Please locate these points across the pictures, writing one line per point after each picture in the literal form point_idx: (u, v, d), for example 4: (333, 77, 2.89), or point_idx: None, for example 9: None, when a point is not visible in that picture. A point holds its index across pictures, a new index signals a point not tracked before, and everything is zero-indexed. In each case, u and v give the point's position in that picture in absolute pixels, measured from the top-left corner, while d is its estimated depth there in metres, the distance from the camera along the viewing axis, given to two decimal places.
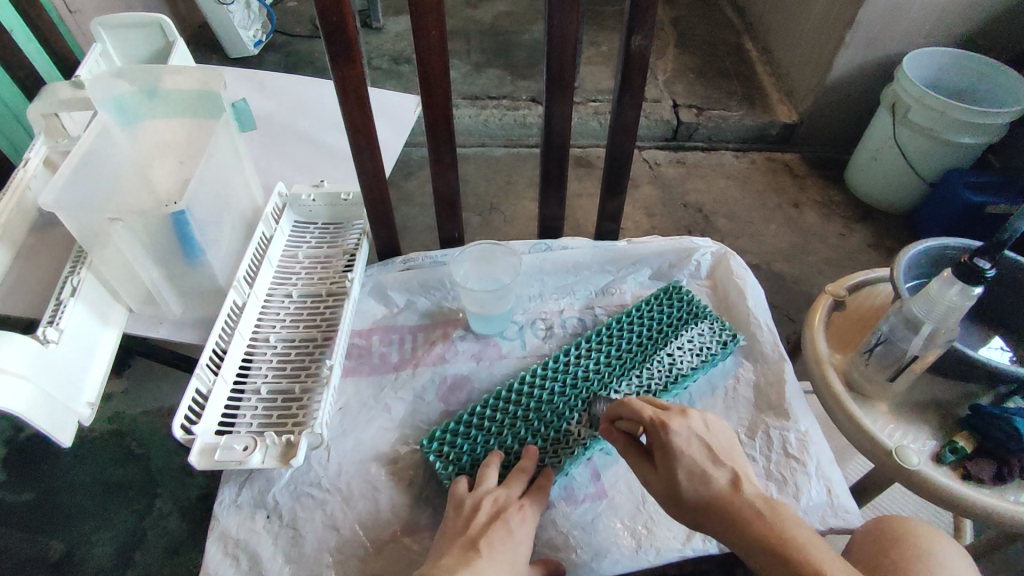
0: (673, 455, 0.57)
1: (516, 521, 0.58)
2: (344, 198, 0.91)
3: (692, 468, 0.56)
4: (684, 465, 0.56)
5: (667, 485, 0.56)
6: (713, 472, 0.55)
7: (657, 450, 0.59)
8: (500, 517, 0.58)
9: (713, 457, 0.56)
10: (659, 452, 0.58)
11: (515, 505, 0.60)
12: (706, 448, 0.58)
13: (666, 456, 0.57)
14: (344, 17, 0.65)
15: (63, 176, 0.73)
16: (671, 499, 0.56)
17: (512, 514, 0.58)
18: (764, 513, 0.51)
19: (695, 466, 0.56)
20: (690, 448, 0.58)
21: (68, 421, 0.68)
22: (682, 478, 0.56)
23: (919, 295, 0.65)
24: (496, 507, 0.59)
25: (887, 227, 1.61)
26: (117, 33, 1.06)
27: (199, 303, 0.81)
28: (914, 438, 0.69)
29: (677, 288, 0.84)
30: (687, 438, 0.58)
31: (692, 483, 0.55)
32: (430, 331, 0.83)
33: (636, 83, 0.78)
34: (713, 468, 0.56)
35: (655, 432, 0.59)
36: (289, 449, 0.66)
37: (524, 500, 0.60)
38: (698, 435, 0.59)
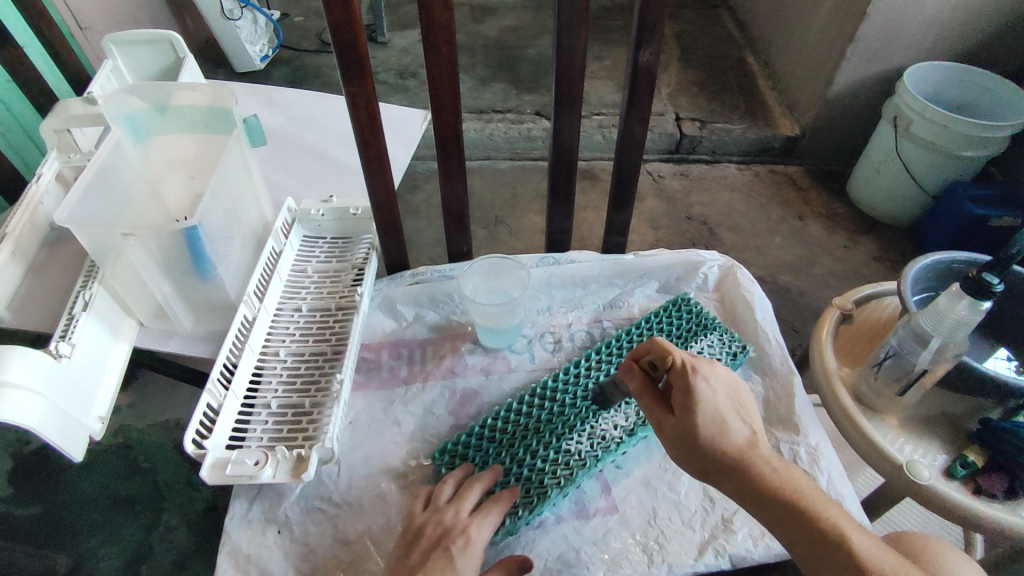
0: (700, 403, 0.57)
1: (461, 546, 0.56)
2: (352, 213, 0.92)
3: (716, 414, 0.56)
4: (709, 411, 0.56)
5: (685, 430, 0.56)
6: (732, 423, 0.56)
7: (680, 394, 0.58)
8: (442, 542, 0.56)
9: (735, 408, 0.57)
10: (684, 397, 0.58)
11: (462, 527, 0.58)
12: (728, 398, 0.59)
13: (691, 403, 0.57)
14: (356, 35, 0.65)
15: (78, 193, 0.73)
16: (688, 443, 0.56)
17: (455, 538, 0.56)
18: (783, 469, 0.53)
19: (722, 413, 0.57)
20: (714, 398, 0.58)
21: (79, 436, 0.68)
22: (703, 423, 0.56)
23: (928, 309, 0.66)
24: (441, 530, 0.58)
25: (891, 240, 1.62)
26: (127, 50, 1.08)
27: (210, 317, 0.81)
28: (925, 452, 0.69)
29: (685, 300, 0.84)
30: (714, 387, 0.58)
31: (713, 430, 0.55)
32: (438, 345, 0.82)
33: (644, 99, 0.79)
34: (733, 419, 0.56)
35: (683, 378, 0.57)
36: (300, 464, 0.66)
37: (472, 518, 0.58)
38: (724, 385, 0.59)
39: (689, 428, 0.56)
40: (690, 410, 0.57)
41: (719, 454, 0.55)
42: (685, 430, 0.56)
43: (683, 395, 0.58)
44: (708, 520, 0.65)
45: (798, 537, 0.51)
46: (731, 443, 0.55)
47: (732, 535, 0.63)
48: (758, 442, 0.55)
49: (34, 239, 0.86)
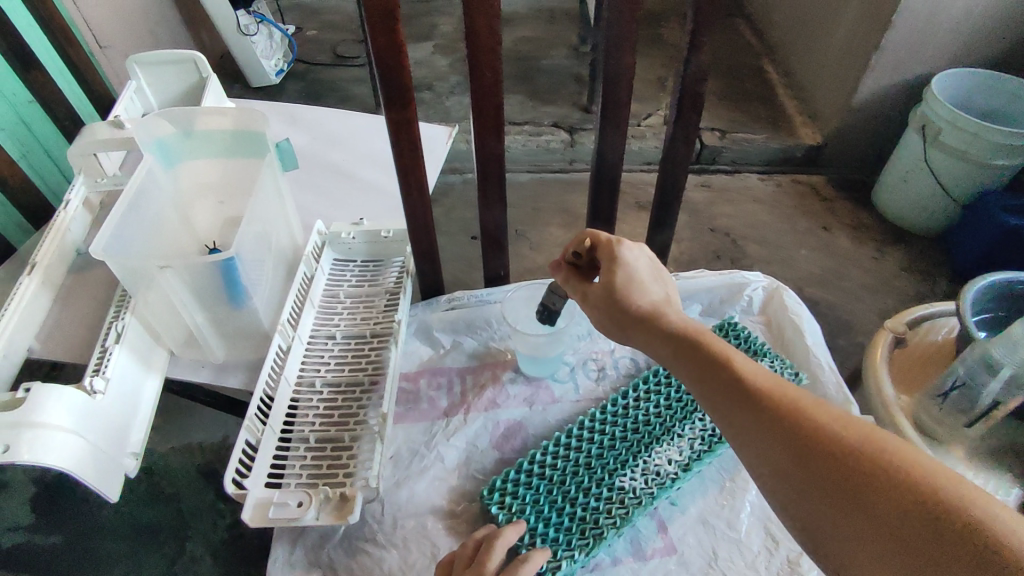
0: (618, 267, 0.60)
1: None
2: (384, 236, 0.90)
3: (633, 275, 0.59)
4: (626, 272, 0.59)
5: (609, 291, 0.59)
6: (650, 287, 0.58)
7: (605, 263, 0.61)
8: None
9: (654, 276, 0.60)
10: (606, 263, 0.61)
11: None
12: (650, 270, 0.61)
13: (613, 267, 0.60)
14: (400, 59, 0.63)
15: (114, 222, 0.71)
16: (611, 303, 0.58)
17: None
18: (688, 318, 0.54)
19: (639, 276, 0.59)
20: (635, 266, 0.60)
21: (115, 474, 0.66)
22: (623, 284, 0.58)
23: (999, 337, 0.63)
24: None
25: (920, 250, 1.59)
26: (151, 70, 1.06)
27: (242, 346, 0.79)
28: (996, 488, 0.66)
29: (732, 325, 0.81)
30: (635, 255, 0.60)
31: (631, 289, 0.58)
32: (478, 373, 0.80)
33: (689, 118, 0.77)
34: (652, 285, 0.59)
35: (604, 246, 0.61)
36: (344, 504, 0.64)
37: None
38: (648, 257, 0.62)
39: (612, 288, 0.58)
40: (613, 273, 0.59)
41: (634, 310, 0.56)
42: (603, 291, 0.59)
43: (608, 263, 0.61)
44: (772, 561, 0.62)
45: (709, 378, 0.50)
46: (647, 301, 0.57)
47: None
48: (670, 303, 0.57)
49: (62, 266, 0.84)
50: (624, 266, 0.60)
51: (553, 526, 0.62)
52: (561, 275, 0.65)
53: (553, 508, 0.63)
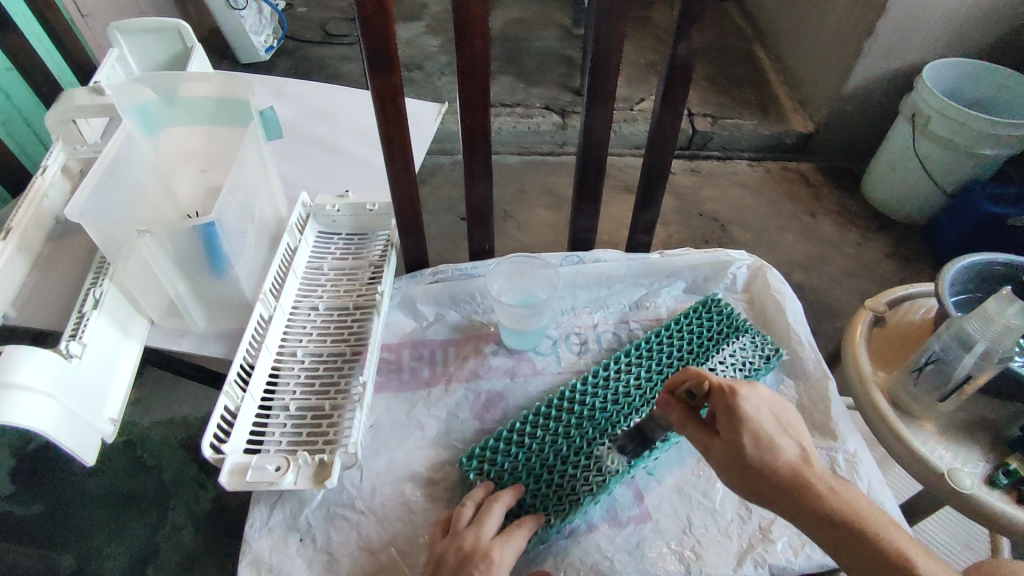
0: (747, 425, 0.53)
1: (485, 570, 0.53)
2: (369, 209, 0.89)
3: (764, 436, 0.53)
4: (753, 434, 0.53)
5: (735, 456, 0.53)
6: (783, 445, 0.53)
7: (725, 417, 0.55)
8: (465, 569, 0.53)
9: (781, 428, 0.54)
10: (729, 421, 0.54)
11: (483, 551, 0.55)
12: (773, 419, 0.55)
13: (738, 426, 0.53)
14: (388, 26, 0.63)
15: (90, 187, 0.69)
16: (736, 466, 0.53)
17: (479, 563, 0.54)
18: (834, 489, 0.50)
19: (773, 434, 0.53)
20: (761, 419, 0.54)
21: (92, 438, 0.65)
22: (751, 448, 0.53)
23: (975, 313, 0.64)
24: (462, 556, 0.55)
25: (903, 238, 1.60)
26: (133, 38, 1.04)
27: (225, 315, 0.78)
28: (966, 460, 0.68)
29: (715, 301, 0.82)
30: (758, 407, 0.55)
31: (762, 455, 0.52)
32: (460, 345, 0.81)
33: (678, 94, 0.77)
34: (784, 440, 0.53)
35: (728, 400, 0.54)
36: (322, 470, 0.64)
37: (495, 542, 0.56)
38: (768, 404, 0.56)
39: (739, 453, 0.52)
40: (738, 434, 0.53)
41: (777, 480, 0.51)
42: (733, 456, 0.53)
43: (728, 417, 0.54)
44: (745, 529, 0.63)
45: (851, 556, 0.49)
46: (784, 468, 0.51)
47: (771, 545, 0.62)
48: (809, 463, 0.52)
49: (40, 233, 0.83)
50: (751, 425, 0.53)
51: (531, 493, 0.63)
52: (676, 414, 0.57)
53: (531, 475, 0.64)
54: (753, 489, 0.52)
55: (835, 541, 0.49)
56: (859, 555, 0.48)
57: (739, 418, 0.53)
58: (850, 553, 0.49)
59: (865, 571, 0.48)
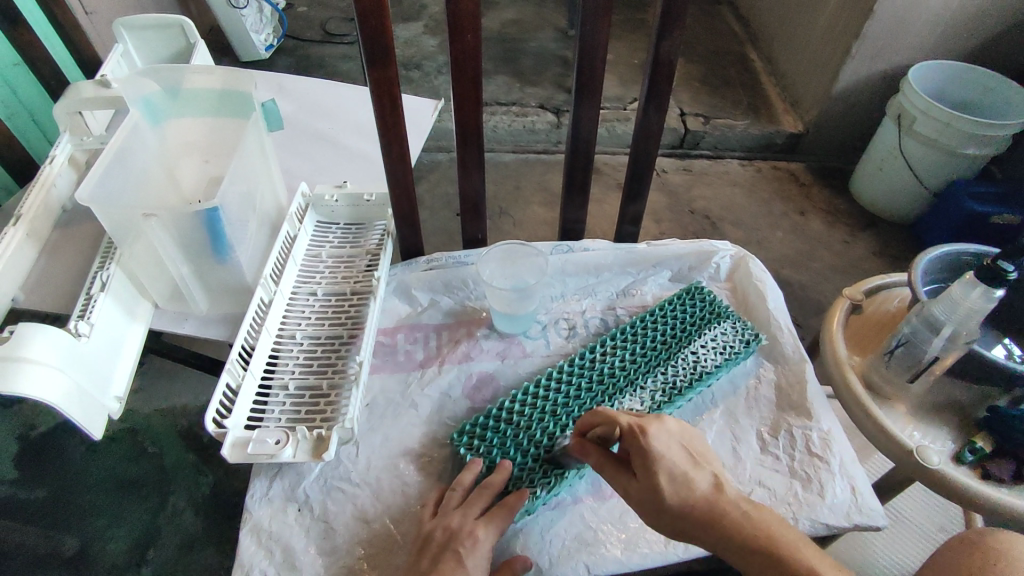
0: (660, 463, 0.59)
1: (469, 547, 0.60)
2: (367, 199, 0.92)
3: (676, 472, 0.59)
4: (667, 472, 0.59)
5: (649, 494, 0.58)
6: (695, 478, 0.58)
7: (636, 458, 0.60)
8: (451, 545, 0.60)
9: (691, 462, 0.60)
10: (642, 460, 0.60)
11: (469, 530, 0.61)
12: (682, 452, 0.61)
13: (650, 466, 0.59)
14: (383, 20, 0.66)
15: (98, 173, 0.72)
16: (652, 505, 0.58)
17: (464, 540, 0.60)
18: (746, 514, 0.56)
19: (683, 467, 0.59)
20: (670, 454, 0.60)
21: (99, 414, 0.68)
22: (665, 485, 0.58)
23: (942, 297, 0.69)
24: (449, 533, 0.61)
25: (890, 236, 1.62)
26: (138, 35, 1.06)
27: (226, 299, 0.81)
28: (934, 439, 0.72)
29: (698, 289, 0.89)
30: (667, 444, 0.60)
31: (676, 489, 0.58)
32: (454, 330, 0.87)
33: (663, 89, 0.80)
34: (694, 474, 0.59)
35: (639, 442, 0.60)
36: (320, 444, 0.68)
37: (480, 521, 0.62)
38: (676, 438, 0.62)
39: (655, 492, 0.58)
40: (650, 474, 0.59)
41: (691, 512, 0.57)
42: (651, 494, 0.58)
43: (638, 458, 0.60)
44: None
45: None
46: (699, 500, 0.57)
47: None
48: (720, 492, 0.58)
49: (48, 219, 0.85)
50: (664, 463, 0.59)
51: (518, 466, 0.70)
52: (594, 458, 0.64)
53: (517, 450, 0.71)
54: (673, 521, 0.57)
55: (754, 565, 0.54)
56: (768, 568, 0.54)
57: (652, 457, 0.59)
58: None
59: None
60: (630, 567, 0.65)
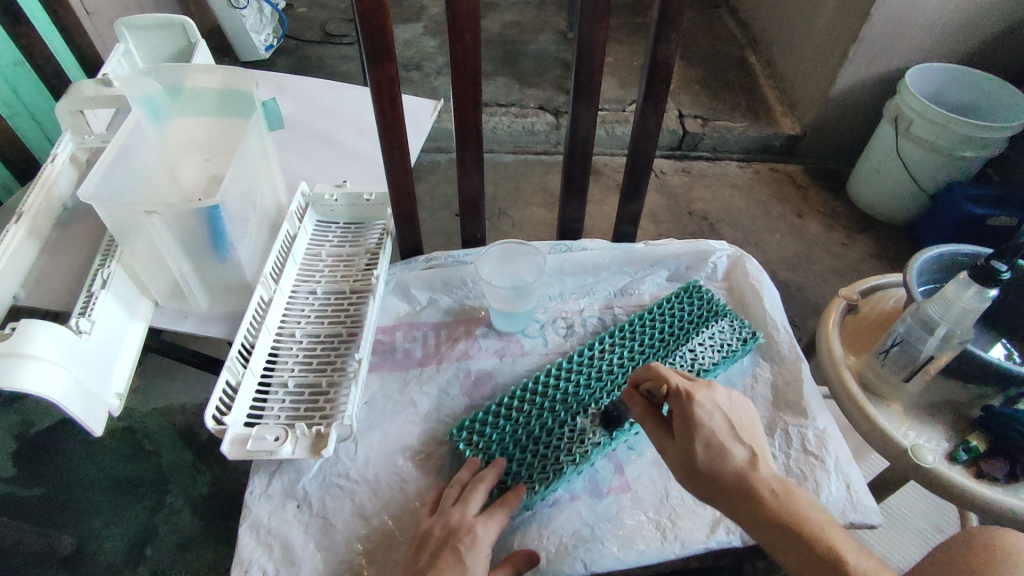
0: (699, 428, 0.60)
1: (468, 544, 0.60)
2: (366, 198, 0.92)
3: (713, 441, 0.60)
4: (705, 438, 0.60)
5: (684, 455, 0.60)
6: (732, 449, 0.59)
7: (680, 420, 0.62)
8: (450, 542, 0.60)
9: (731, 434, 0.60)
10: (683, 423, 0.61)
11: (468, 526, 0.61)
12: (726, 425, 0.61)
13: (690, 429, 0.60)
14: (384, 20, 0.67)
15: (101, 170, 0.73)
16: (685, 466, 0.60)
17: (463, 538, 0.60)
18: (777, 493, 0.56)
19: (721, 438, 0.60)
20: (712, 424, 0.61)
21: (99, 410, 0.68)
22: (701, 451, 0.59)
23: (936, 297, 0.69)
24: (448, 531, 0.61)
25: (888, 238, 1.63)
26: (139, 34, 1.06)
27: (226, 297, 0.81)
28: (929, 438, 0.73)
29: (697, 288, 0.89)
30: (710, 414, 0.61)
31: (711, 458, 0.59)
32: (452, 328, 0.88)
33: (660, 90, 0.81)
34: (732, 446, 0.59)
35: (682, 404, 0.61)
36: (319, 441, 0.68)
37: (478, 519, 0.62)
38: (722, 410, 0.62)
39: (689, 455, 0.59)
40: (689, 437, 0.60)
41: (722, 479, 0.58)
42: (686, 454, 0.60)
43: (682, 420, 0.61)
44: None
45: (786, 554, 0.54)
46: (729, 470, 0.58)
47: None
48: (756, 468, 0.58)
49: (49, 218, 0.85)
50: (702, 430, 0.60)
51: (517, 462, 0.70)
52: (638, 410, 0.66)
53: (516, 446, 0.72)
54: (702, 484, 0.59)
55: (775, 540, 0.55)
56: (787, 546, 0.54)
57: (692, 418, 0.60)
58: (788, 550, 0.53)
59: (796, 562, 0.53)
60: (627, 565, 0.65)
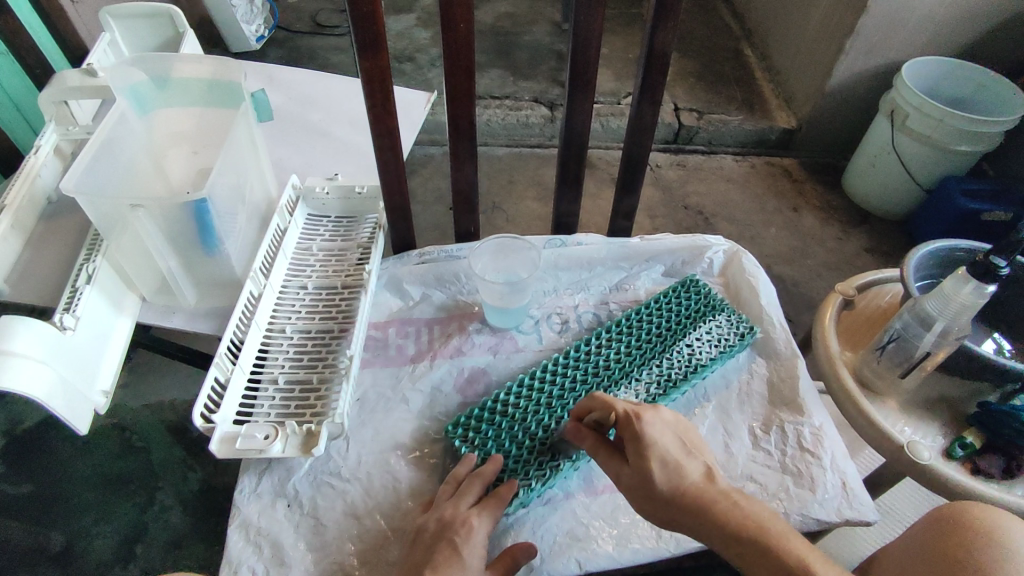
0: (650, 451, 0.59)
1: (465, 536, 0.59)
2: (358, 192, 0.91)
3: (668, 461, 0.58)
4: (658, 460, 0.58)
5: (642, 480, 0.58)
6: (687, 467, 0.58)
7: (630, 444, 0.60)
8: (446, 536, 0.59)
9: (684, 451, 0.59)
10: (635, 445, 0.60)
11: (463, 519, 0.61)
12: (676, 443, 0.60)
13: (643, 453, 0.59)
14: (375, 7, 0.65)
15: (84, 162, 0.71)
16: (642, 492, 0.58)
17: (459, 530, 0.60)
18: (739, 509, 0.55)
19: (674, 456, 0.59)
20: (663, 442, 0.60)
21: (84, 408, 0.67)
22: (656, 471, 0.58)
23: (933, 293, 0.69)
24: (443, 525, 0.61)
25: (884, 233, 1.63)
26: (126, 23, 1.04)
27: (215, 292, 0.80)
28: (924, 434, 0.73)
29: (693, 282, 0.89)
30: (659, 433, 0.60)
31: (666, 477, 0.58)
32: (446, 324, 0.87)
33: (657, 81, 0.80)
34: (686, 461, 0.59)
35: (632, 428, 0.60)
36: (310, 439, 0.68)
37: (473, 511, 0.62)
38: (670, 427, 0.62)
39: (646, 480, 0.58)
40: (643, 459, 0.58)
41: (681, 502, 0.56)
42: (641, 480, 0.58)
43: (633, 442, 0.60)
44: None
45: (756, 567, 0.53)
46: (687, 490, 0.57)
47: None
48: (712, 484, 0.57)
49: (33, 211, 0.83)
50: (654, 452, 0.59)
51: (513, 458, 0.70)
52: (587, 443, 0.64)
53: (512, 442, 0.71)
54: (663, 511, 0.57)
55: (742, 557, 0.54)
56: (755, 560, 0.53)
57: (643, 441, 0.59)
58: (759, 566, 0.53)
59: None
60: (621, 563, 0.65)
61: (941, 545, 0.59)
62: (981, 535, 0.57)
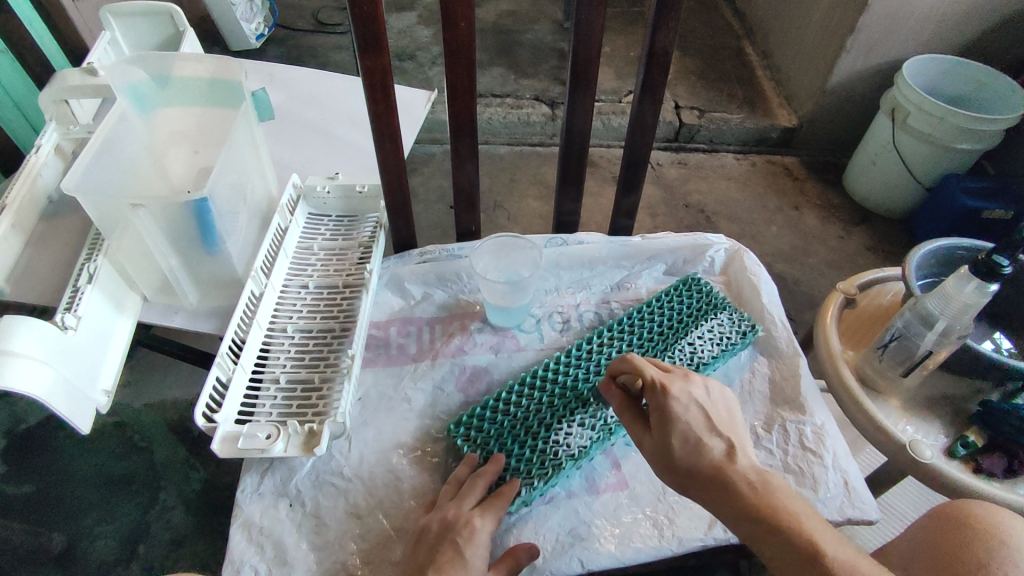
0: (674, 424, 0.59)
1: (467, 536, 0.59)
2: (360, 190, 0.90)
3: (690, 436, 0.58)
4: (681, 433, 0.59)
5: (662, 449, 0.59)
6: (709, 443, 0.58)
7: (656, 414, 0.61)
8: (448, 536, 0.59)
9: (708, 427, 0.59)
10: (659, 417, 0.60)
11: (465, 519, 0.61)
12: (701, 418, 0.60)
13: (667, 425, 0.59)
14: (375, 6, 0.65)
15: (85, 161, 0.71)
16: (660, 460, 0.59)
17: (461, 530, 0.60)
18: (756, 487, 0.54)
19: (696, 431, 0.59)
20: (687, 417, 0.60)
21: (86, 408, 0.67)
22: (677, 444, 0.58)
23: (935, 292, 0.69)
24: (445, 525, 0.61)
25: (885, 231, 1.62)
26: (126, 22, 1.04)
27: (216, 292, 0.80)
28: (926, 433, 0.73)
29: (695, 281, 0.88)
30: (685, 407, 0.60)
31: (687, 450, 0.58)
32: (447, 323, 0.86)
33: (658, 79, 0.79)
34: (709, 437, 0.58)
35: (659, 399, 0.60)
36: (312, 438, 0.68)
37: (475, 511, 0.62)
38: (698, 401, 0.61)
39: (665, 451, 0.58)
40: (665, 431, 0.59)
41: (698, 476, 0.56)
42: (661, 448, 0.59)
43: (659, 414, 0.60)
44: None
45: (766, 546, 0.52)
46: (706, 465, 0.56)
47: None
48: (733, 461, 0.57)
49: (34, 211, 0.83)
50: (678, 425, 0.59)
51: (515, 458, 0.70)
52: (616, 401, 0.65)
53: (514, 441, 0.71)
54: (680, 482, 0.58)
55: (754, 537, 0.53)
56: (767, 539, 0.52)
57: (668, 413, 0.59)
58: (770, 546, 0.52)
59: (778, 557, 0.52)
60: (623, 563, 0.65)
61: (943, 542, 0.59)
62: (983, 535, 0.57)
